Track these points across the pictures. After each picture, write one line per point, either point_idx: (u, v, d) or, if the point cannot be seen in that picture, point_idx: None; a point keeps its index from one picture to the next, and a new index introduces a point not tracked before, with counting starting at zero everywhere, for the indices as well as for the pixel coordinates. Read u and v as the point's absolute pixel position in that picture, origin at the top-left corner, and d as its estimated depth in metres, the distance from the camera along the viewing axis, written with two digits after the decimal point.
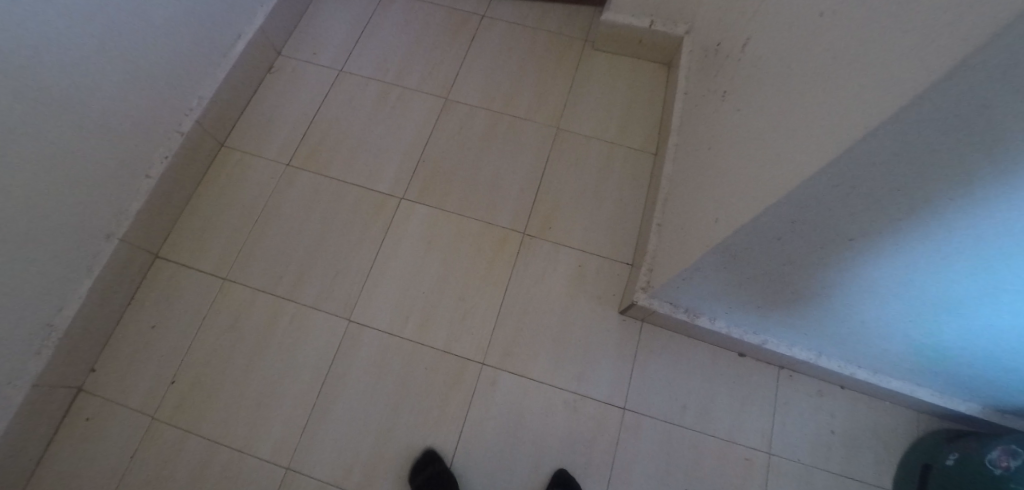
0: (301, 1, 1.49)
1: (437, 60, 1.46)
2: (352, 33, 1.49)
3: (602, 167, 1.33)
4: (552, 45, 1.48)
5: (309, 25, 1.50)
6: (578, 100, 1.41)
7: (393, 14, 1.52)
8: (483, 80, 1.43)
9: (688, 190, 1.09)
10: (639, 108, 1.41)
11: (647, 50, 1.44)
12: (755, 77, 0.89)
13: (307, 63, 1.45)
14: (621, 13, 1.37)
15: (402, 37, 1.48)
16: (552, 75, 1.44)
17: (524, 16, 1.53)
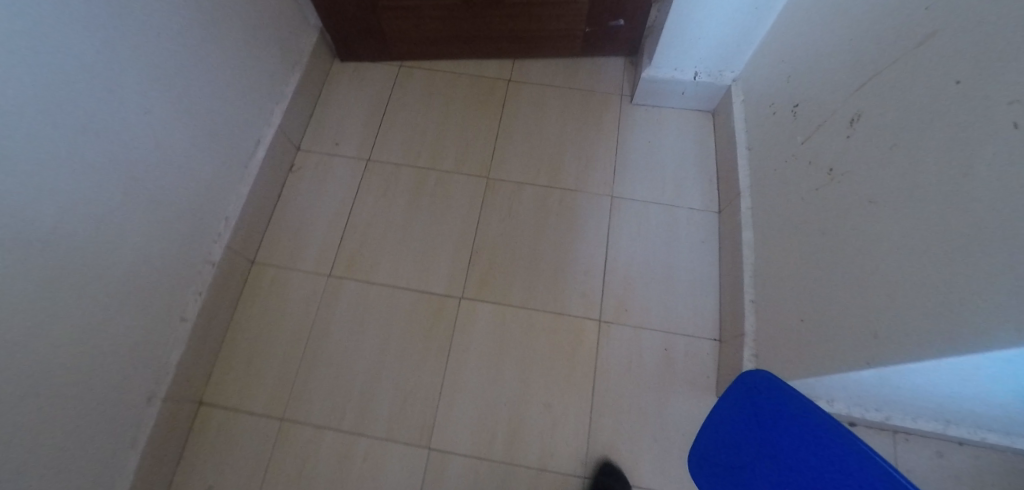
0: (313, 89, 1.39)
1: (469, 137, 1.36)
2: (374, 117, 1.39)
3: (666, 234, 1.26)
4: (588, 106, 1.41)
5: (325, 113, 1.40)
6: (626, 163, 1.34)
7: (413, 90, 1.43)
8: (523, 153, 1.34)
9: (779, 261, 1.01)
10: (691, 163, 1.34)
11: (689, 100, 1.37)
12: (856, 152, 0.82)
13: (331, 156, 1.34)
14: (661, 68, 1.29)
15: (429, 115, 1.39)
16: (594, 138, 1.37)
17: (552, 77, 1.45)
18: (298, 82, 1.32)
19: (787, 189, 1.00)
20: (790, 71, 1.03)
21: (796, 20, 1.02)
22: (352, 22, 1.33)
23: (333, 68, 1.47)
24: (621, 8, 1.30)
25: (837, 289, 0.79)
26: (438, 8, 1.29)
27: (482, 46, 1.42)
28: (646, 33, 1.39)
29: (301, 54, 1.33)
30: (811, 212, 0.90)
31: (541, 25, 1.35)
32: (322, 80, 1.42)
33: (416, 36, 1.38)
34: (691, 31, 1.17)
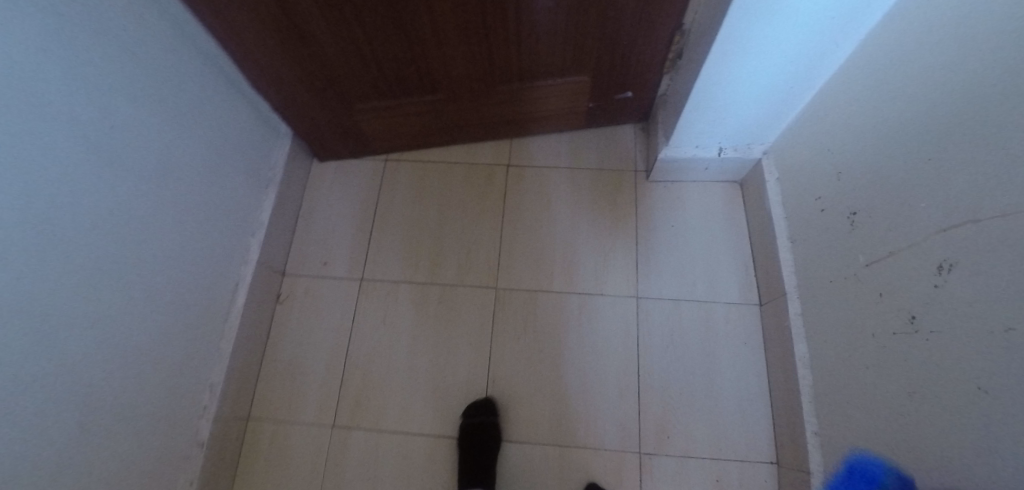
0: (294, 200, 1.24)
1: (471, 239, 1.23)
2: (364, 225, 1.25)
3: (704, 336, 1.13)
4: (598, 188, 1.26)
5: (310, 226, 1.26)
6: (649, 254, 1.20)
7: (404, 188, 1.29)
8: (533, 253, 1.21)
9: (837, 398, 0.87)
10: (722, 247, 1.19)
11: (711, 175, 1.23)
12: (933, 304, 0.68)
13: (322, 278, 1.21)
14: (681, 146, 1.14)
15: (423, 218, 1.26)
16: (610, 226, 1.22)
17: (555, 157, 1.30)
18: (275, 201, 1.17)
19: (847, 310, 0.85)
20: (841, 167, 0.87)
21: (846, 106, 0.86)
22: (328, 126, 1.18)
23: (313, 169, 1.32)
24: (629, 81, 1.14)
25: (935, 476, 0.66)
26: (422, 103, 1.14)
27: (475, 130, 1.26)
28: (657, 102, 1.23)
29: (275, 168, 1.18)
30: (891, 360, 0.75)
31: (538, 105, 1.20)
32: (303, 186, 1.28)
33: (400, 131, 1.23)
34: (715, 111, 1.02)
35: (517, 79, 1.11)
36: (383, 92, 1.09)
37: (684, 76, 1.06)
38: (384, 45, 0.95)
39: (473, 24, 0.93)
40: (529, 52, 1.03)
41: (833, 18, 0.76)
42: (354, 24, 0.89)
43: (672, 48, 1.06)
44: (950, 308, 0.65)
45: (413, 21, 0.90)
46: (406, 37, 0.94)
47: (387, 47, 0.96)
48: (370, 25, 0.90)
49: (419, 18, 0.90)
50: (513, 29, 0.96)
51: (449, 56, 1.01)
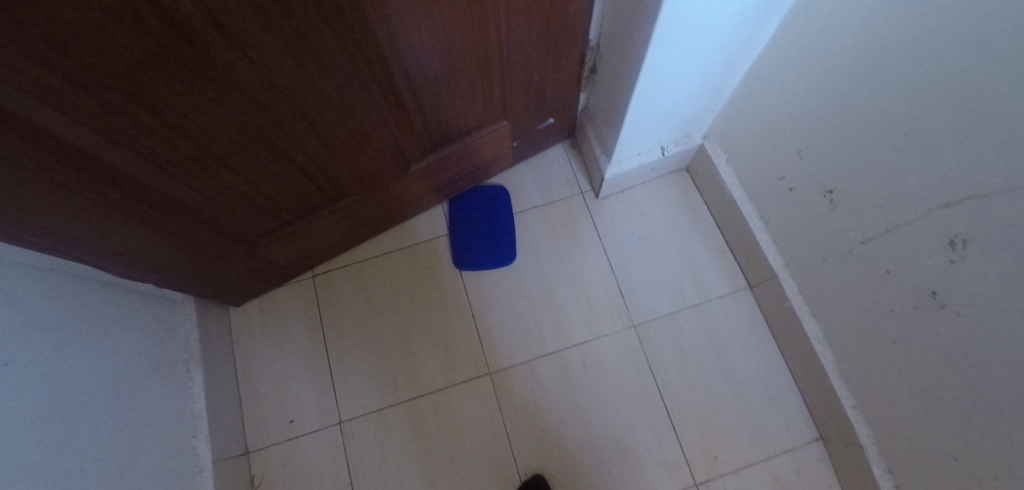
0: (225, 366, 1.04)
1: (442, 331, 1.09)
2: (317, 360, 1.08)
3: (710, 340, 1.08)
4: (552, 225, 1.16)
5: (256, 386, 1.06)
6: (629, 276, 1.12)
7: (348, 300, 1.12)
8: (514, 320, 1.09)
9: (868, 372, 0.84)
10: (695, 242, 1.14)
11: (658, 172, 1.17)
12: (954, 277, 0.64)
13: (293, 441, 1.02)
14: (624, 159, 1.05)
15: (383, 325, 1.10)
16: (579, 261, 1.13)
17: (496, 207, 1.17)
18: (206, 382, 0.97)
19: (852, 287, 0.82)
20: (800, 146, 0.83)
21: (782, 84, 0.81)
22: (235, 275, 0.98)
23: (233, 318, 1.10)
24: (549, 110, 1.04)
25: None
26: (336, 212, 0.98)
27: (402, 212, 1.12)
28: (580, 118, 1.15)
29: (190, 344, 0.97)
30: (916, 334, 0.72)
31: (462, 166, 1.07)
32: (229, 345, 1.07)
33: (320, 245, 1.06)
34: (651, 120, 0.94)
35: (433, 152, 0.98)
36: (288, 219, 0.93)
37: (603, 91, 0.97)
38: (270, 178, 0.80)
39: (368, 123, 0.79)
40: (438, 124, 0.91)
41: (754, 4, 0.70)
42: (225, 171, 0.73)
43: (584, 67, 0.96)
44: (968, 280, 0.61)
45: (295, 144, 0.75)
46: (293, 161, 0.79)
47: (275, 179, 0.80)
48: (245, 165, 0.74)
49: (300, 137, 0.75)
50: (413, 109, 0.83)
51: (352, 162, 0.86)
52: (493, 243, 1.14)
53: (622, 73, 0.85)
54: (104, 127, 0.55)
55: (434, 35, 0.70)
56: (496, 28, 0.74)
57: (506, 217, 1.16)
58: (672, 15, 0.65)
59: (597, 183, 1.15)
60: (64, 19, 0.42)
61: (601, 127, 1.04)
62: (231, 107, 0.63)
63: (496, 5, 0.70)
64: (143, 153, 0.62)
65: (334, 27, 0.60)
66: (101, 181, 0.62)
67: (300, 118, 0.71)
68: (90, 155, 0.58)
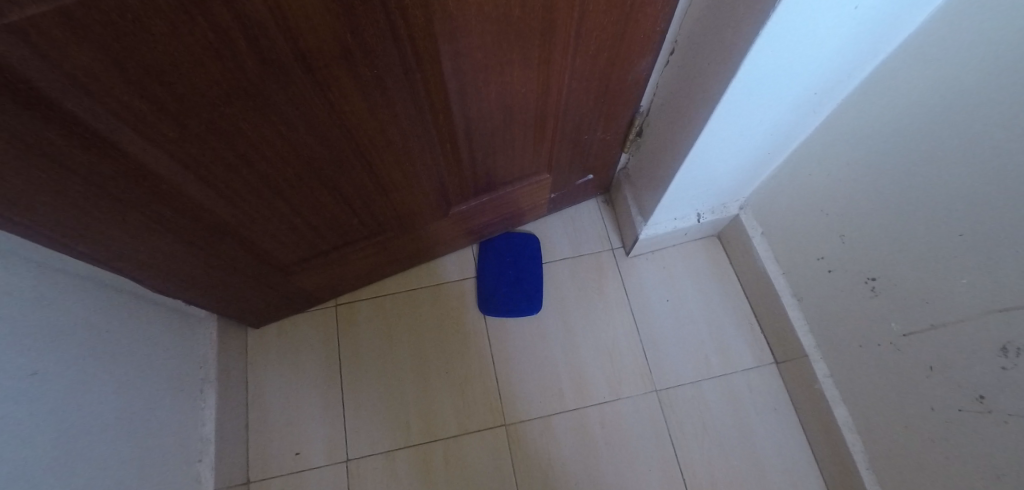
0: (238, 390, 1.01)
1: (460, 376, 1.07)
2: (330, 392, 1.05)
3: (733, 414, 1.04)
4: (581, 278, 1.16)
5: (266, 414, 1.03)
6: (655, 338, 1.10)
7: (368, 333, 1.11)
8: (535, 372, 1.07)
9: (903, 472, 0.80)
10: (723, 310, 1.13)
11: (690, 237, 1.17)
12: (998, 384, 0.63)
13: (293, 476, 0.97)
14: (660, 221, 1.06)
15: (401, 362, 1.08)
16: (604, 317, 1.12)
17: (525, 254, 1.18)
18: (219, 405, 0.94)
19: (889, 379, 0.80)
20: (843, 230, 0.84)
21: (829, 168, 0.83)
22: (262, 298, 0.97)
23: (250, 340, 1.09)
24: (591, 167, 1.06)
25: None
26: (371, 246, 0.99)
27: (433, 249, 1.12)
28: (617, 177, 1.17)
29: (208, 364, 0.95)
30: (959, 438, 0.69)
31: (498, 213, 1.08)
32: (244, 367, 1.05)
33: (348, 276, 1.06)
34: (693, 187, 0.96)
35: (474, 197, 0.99)
36: (323, 249, 0.93)
37: (649, 156, 0.99)
38: (318, 209, 0.80)
39: (420, 163, 0.81)
40: (485, 172, 0.92)
41: (813, 91, 0.73)
42: (276, 200, 0.73)
43: (632, 130, 0.99)
44: (1018, 390, 0.60)
45: (349, 179, 0.76)
46: (343, 195, 0.80)
47: (321, 210, 0.81)
48: (297, 196, 0.75)
49: (355, 174, 0.76)
50: (465, 155, 0.85)
51: (397, 199, 0.88)
52: (518, 291, 1.14)
53: (673, 140, 0.87)
54: (178, 153, 0.56)
55: (501, 92, 0.73)
56: (559, 88, 0.77)
57: (533, 266, 1.16)
58: (738, 92, 0.68)
59: (628, 242, 1.16)
60: (167, 54, 0.44)
61: (641, 188, 1.06)
62: (298, 142, 0.64)
63: (563, 70, 0.73)
64: (207, 179, 0.62)
65: (409, 75, 0.62)
66: (162, 203, 0.62)
67: (359, 156, 0.72)
68: (158, 177, 0.58)
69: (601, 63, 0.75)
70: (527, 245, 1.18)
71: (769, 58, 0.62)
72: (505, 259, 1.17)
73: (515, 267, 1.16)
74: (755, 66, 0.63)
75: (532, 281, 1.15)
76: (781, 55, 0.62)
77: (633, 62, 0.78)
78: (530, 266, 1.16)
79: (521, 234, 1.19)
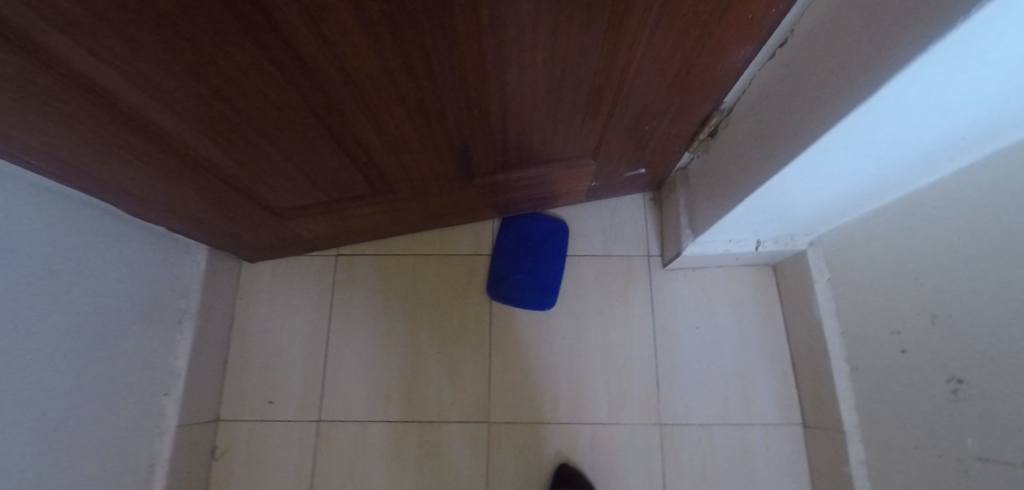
0: (221, 325, 0.97)
1: (451, 359, 0.99)
2: (315, 347, 1.00)
3: (739, 469, 0.93)
4: (605, 281, 1.03)
5: (247, 354, 0.99)
6: (672, 365, 0.97)
7: (363, 292, 1.03)
8: (531, 373, 0.98)
9: None
10: (758, 352, 0.99)
11: (742, 262, 1.01)
12: None
13: (263, 424, 0.94)
14: (711, 241, 0.90)
15: (394, 330, 1.01)
16: (621, 330, 1.00)
17: (550, 242, 1.04)
18: (196, 339, 0.90)
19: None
20: (937, 310, 0.66)
21: (945, 232, 0.64)
22: (251, 236, 0.90)
23: (242, 274, 1.03)
24: (645, 161, 0.90)
25: None
26: (377, 205, 0.88)
27: (445, 218, 1.01)
28: (674, 175, 1.00)
29: (191, 295, 0.90)
30: None
31: (528, 193, 0.95)
32: (232, 300, 1.00)
33: (350, 230, 0.96)
34: (762, 212, 0.79)
35: (502, 172, 0.86)
36: (322, 200, 0.83)
37: (718, 163, 0.82)
38: (315, 159, 0.70)
39: (438, 127, 0.68)
40: (518, 147, 0.78)
41: (959, 138, 0.52)
42: (264, 143, 0.63)
43: (704, 128, 0.81)
44: None
45: (352, 132, 0.64)
46: (344, 148, 0.68)
47: (319, 161, 0.70)
48: (291, 142, 0.64)
49: (358, 127, 0.64)
50: (496, 126, 0.71)
51: (406, 161, 0.75)
52: (532, 281, 1.02)
53: (754, 155, 0.70)
54: (134, 73, 0.45)
55: (548, 58, 0.57)
56: (625, 65, 0.60)
57: (555, 257, 1.03)
58: (857, 126, 0.50)
59: (668, 253, 1.01)
60: None
61: (699, 198, 0.89)
62: (289, 84, 0.52)
63: (633, 43, 0.56)
64: (176, 109, 0.52)
65: (431, 20, 0.47)
66: (122, 124, 0.52)
67: (364, 108, 0.60)
68: (113, 97, 0.48)
69: (689, 41, 0.57)
70: (555, 232, 1.05)
71: (921, 92, 0.43)
72: (525, 241, 1.04)
73: (535, 254, 1.03)
74: (896, 97, 0.44)
75: (549, 274, 1.02)
76: (939, 91, 0.43)
77: (729, 46, 0.60)
78: (552, 256, 1.03)
79: (549, 218, 1.06)
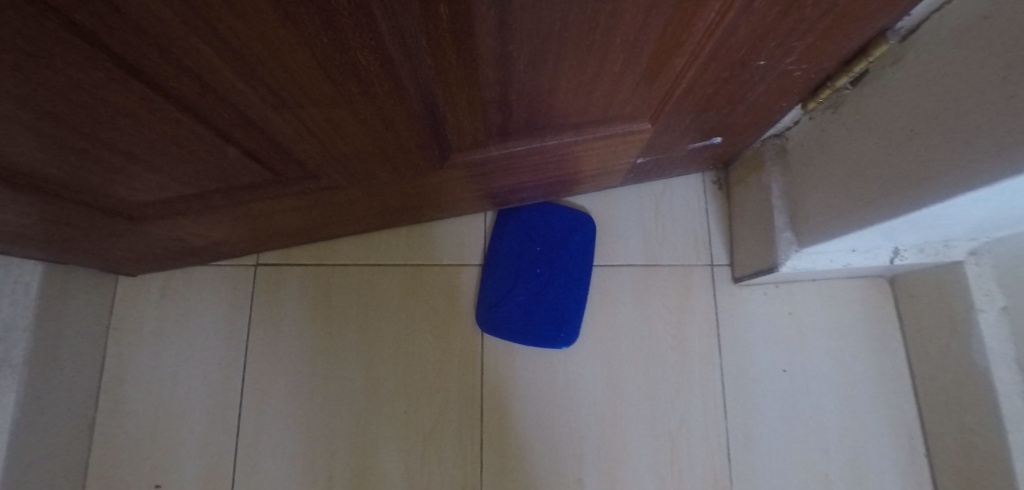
0: (82, 375, 0.68)
1: (425, 423, 0.69)
2: (223, 404, 0.70)
3: None
4: (650, 303, 0.71)
5: (126, 412, 0.70)
6: (748, 427, 0.69)
7: (294, 322, 0.72)
8: (544, 440, 0.68)
9: None
10: (865, 404, 0.70)
11: (851, 275, 0.69)
12: None
13: None
14: (824, 252, 0.59)
15: (341, 380, 0.70)
16: (673, 377, 0.70)
17: (569, 247, 0.71)
18: (25, 408, 0.60)
19: None
20: None
21: None
22: (86, 238, 0.54)
23: (123, 285, 0.73)
24: (725, 126, 0.56)
25: None
26: (296, 196, 0.54)
27: (409, 210, 0.66)
28: (760, 145, 0.65)
29: (14, 344, 0.59)
30: None
31: (537, 175, 0.61)
32: (104, 327, 0.71)
33: (265, 230, 0.63)
34: (939, 216, 0.47)
35: (498, 145, 0.51)
36: (194, 191, 0.48)
37: (872, 129, 0.48)
38: (131, 127, 0.34)
39: (373, 70, 0.32)
40: (528, 108, 0.44)
41: None
42: None
43: (841, 77, 0.47)
44: None
45: (182, 71, 0.28)
46: (184, 104, 0.32)
47: (143, 129, 0.34)
48: (46, 101, 0.28)
49: (204, 49, 0.26)
50: (487, 67, 0.35)
51: (332, 123, 0.39)
52: (544, 306, 0.69)
53: (976, 126, 0.36)
54: None
55: None
56: None
57: (576, 269, 0.71)
58: None
59: (744, 264, 0.69)
60: None
61: (817, 184, 0.56)
62: None
63: None
64: None
65: None
66: None
67: (176, 20, 0.23)
68: None
69: None
70: (578, 231, 0.72)
71: None
72: (533, 245, 0.71)
73: (549, 265, 0.71)
74: None
75: (569, 295, 0.70)
76: None
77: None
78: (574, 269, 0.71)
79: (567, 210, 0.72)
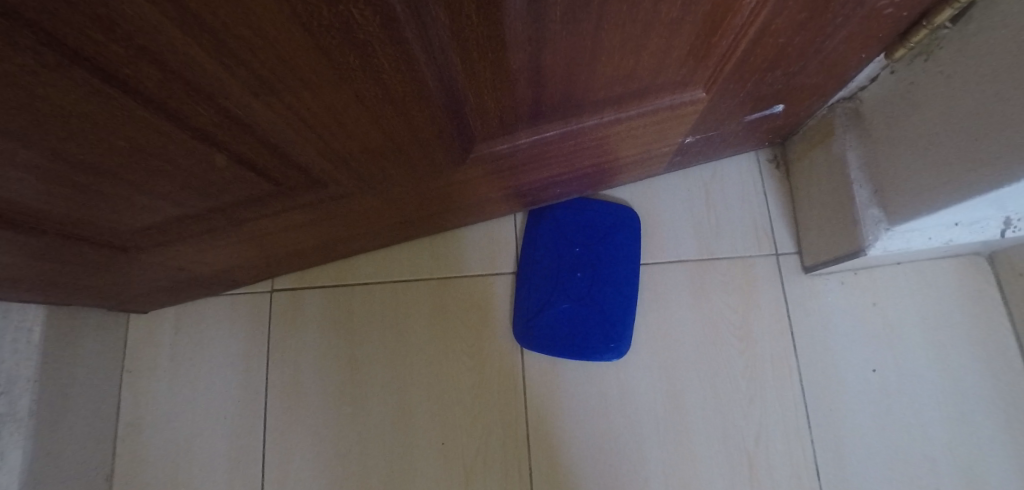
0: (95, 422, 0.63)
1: (465, 454, 0.61)
2: (245, 445, 0.64)
3: None
4: (708, 303, 0.63)
5: (144, 462, 0.64)
6: (838, 440, 0.59)
7: (314, 349, 0.66)
8: (600, 466, 0.59)
9: None
10: (978, 406, 0.59)
11: (945, 253, 0.59)
12: None
13: None
14: (921, 229, 0.49)
15: (369, 410, 0.63)
16: (744, 385, 0.60)
17: (613, 245, 0.63)
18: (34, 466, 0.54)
19: None
20: None
21: None
22: (82, 277, 0.48)
23: (136, 319, 0.68)
24: (791, 89, 0.48)
25: None
26: (303, 208, 0.47)
27: (431, 216, 0.60)
28: (828, 112, 0.57)
29: (16, 396, 0.54)
30: None
31: (571, 165, 0.54)
32: (117, 364, 0.66)
33: (276, 250, 0.57)
34: None
35: (528, 130, 0.44)
36: (186, 209, 0.41)
37: (977, 71, 0.39)
38: (90, 134, 0.27)
39: (374, 32, 0.25)
40: (564, 75, 0.36)
41: None
42: None
43: (942, 13, 0.38)
44: None
45: (134, 49, 0.21)
46: (149, 99, 0.25)
47: (102, 136, 0.27)
48: None
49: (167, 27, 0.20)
50: (515, 23, 0.28)
51: (336, 115, 0.33)
52: (589, 313, 0.62)
53: None
54: None
55: None
56: None
57: (623, 269, 0.63)
58: None
59: (816, 251, 0.60)
60: None
61: (908, 147, 0.47)
62: None
63: None
64: None
65: None
66: None
67: None
68: None
69: None
70: (622, 227, 0.64)
71: None
72: (571, 247, 0.64)
73: (592, 267, 0.63)
74: None
75: (618, 300, 0.62)
76: None
77: None
78: (620, 270, 0.63)
79: (605, 205, 0.65)
